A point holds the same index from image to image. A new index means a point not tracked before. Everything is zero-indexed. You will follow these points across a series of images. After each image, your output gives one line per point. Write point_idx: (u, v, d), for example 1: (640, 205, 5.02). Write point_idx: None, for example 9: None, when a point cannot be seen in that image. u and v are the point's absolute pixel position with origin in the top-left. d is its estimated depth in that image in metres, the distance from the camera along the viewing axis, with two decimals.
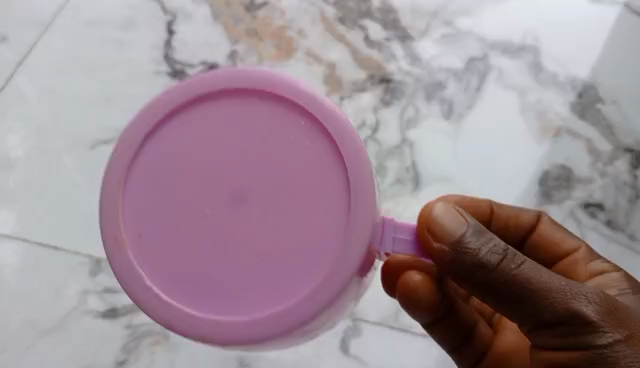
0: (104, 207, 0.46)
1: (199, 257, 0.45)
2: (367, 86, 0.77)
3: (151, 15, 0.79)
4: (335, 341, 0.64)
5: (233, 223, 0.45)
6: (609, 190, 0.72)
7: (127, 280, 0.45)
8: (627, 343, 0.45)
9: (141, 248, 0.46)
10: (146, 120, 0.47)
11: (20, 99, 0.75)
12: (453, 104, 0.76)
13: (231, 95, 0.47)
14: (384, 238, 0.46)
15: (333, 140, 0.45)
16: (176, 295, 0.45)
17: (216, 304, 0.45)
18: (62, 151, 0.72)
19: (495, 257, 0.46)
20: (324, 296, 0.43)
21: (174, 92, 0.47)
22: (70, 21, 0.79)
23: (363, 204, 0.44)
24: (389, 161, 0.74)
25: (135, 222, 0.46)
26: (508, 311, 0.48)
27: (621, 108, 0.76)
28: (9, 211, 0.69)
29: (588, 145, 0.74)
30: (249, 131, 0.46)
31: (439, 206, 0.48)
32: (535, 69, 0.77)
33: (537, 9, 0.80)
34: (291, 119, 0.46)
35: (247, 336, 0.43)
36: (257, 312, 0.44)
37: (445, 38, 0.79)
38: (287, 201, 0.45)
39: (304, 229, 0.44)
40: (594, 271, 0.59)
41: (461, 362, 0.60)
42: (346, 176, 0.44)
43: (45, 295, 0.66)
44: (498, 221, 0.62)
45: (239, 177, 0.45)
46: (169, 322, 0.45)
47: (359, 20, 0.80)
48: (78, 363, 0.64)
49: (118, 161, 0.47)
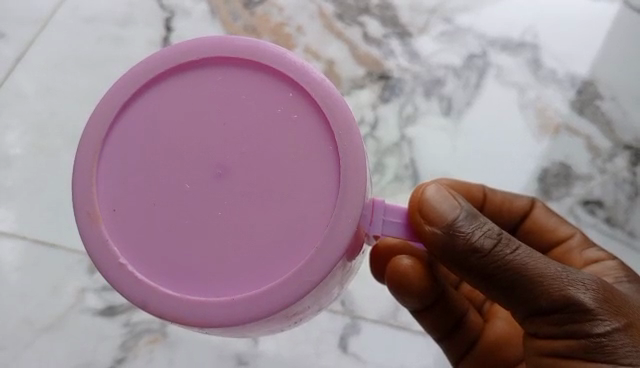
0: (80, 183, 0.45)
1: (177, 234, 0.44)
2: (365, 83, 0.77)
3: (149, 12, 0.79)
4: (334, 339, 0.64)
5: (213, 198, 0.43)
6: (608, 187, 0.72)
7: (101, 258, 0.44)
8: (626, 332, 0.45)
9: (115, 224, 0.44)
10: (124, 90, 0.45)
11: (18, 97, 0.75)
12: (452, 101, 0.76)
13: (214, 68, 0.46)
14: (374, 220, 0.45)
15: (321, 112, 0.44)
16: (152, 273, 0.44)
17: (194, 284, 0.43)
18: (61, 149, 0.72)
19: (488, 241, 0.47)
20: (308, 276, 0.42)
21: (154, 61, 0.46)
22: (69, 18, 0.79)
23: (349, 180, 0.42)
24: (388, 159, 0.73)
25: (109, 197, 0.45)
26: (502, 297, 0.48)
27: (621, 105, 0.75)
28: (7, 209, 0.69)
29: (588, 143, 0.74)
30: (232, 103, 0.45)
31: (432, 188, 0.49)
32: (535, 66, 0.77)
33: (536, 6, 0.80)
34: (276, 93, 0.45)
35: (226, 317, 0.42)
36: (238, 293, 0.42)
37: (444, 34, 0.79)
38: (271, 176, 0.43)
39: (288, 205, 0.43)
40: (588, 258, 0.61)
41: (450, 350, 0.61)
42: (335, 150, 0.43)
43: (44, 293, 0.66)
44: (491, 205, 0.64)
45: (221, 151, 0.44)
46: (143, 302, 0.43)
47: (358, 17, 0.80)
48: (77, 362, 0.64)
49: (94, 133, 0.45)
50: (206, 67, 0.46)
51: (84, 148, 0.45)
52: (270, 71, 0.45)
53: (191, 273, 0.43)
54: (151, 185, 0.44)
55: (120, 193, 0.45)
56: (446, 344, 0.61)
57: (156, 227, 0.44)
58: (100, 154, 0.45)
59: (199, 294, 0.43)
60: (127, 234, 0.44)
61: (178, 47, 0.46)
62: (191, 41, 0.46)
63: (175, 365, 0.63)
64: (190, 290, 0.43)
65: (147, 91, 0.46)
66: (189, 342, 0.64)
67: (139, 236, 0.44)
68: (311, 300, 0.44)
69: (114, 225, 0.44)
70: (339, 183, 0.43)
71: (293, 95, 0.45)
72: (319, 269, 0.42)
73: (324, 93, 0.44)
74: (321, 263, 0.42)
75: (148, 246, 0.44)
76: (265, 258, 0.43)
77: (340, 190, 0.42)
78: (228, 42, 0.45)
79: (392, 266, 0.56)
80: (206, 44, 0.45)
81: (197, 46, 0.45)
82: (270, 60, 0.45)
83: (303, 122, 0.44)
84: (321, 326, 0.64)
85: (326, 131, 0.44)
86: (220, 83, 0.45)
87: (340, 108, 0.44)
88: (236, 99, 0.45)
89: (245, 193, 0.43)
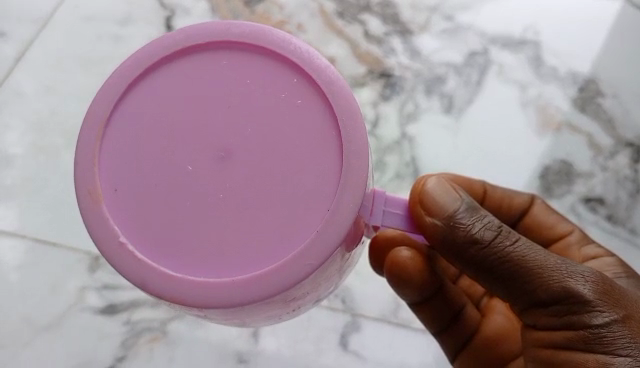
0: (81, 161, 0.45)
1: (180, 214, 0.43)
2: (366, 81, 0.77)
3: (149, 11, 0.79)
4: (335, 337, 0.64)
5: (216, 180, 0.43)
6: (609, 184, 0.72)
7: (101, 236, 0.43)
8: (624, 324, 0.44)
9: (117, 203, 0.44)
10: (131, 70, 0.46)
11: (18, 96, 0.75)
12: (453, 99, 0.76)
13: (220, 53, 0.46)
14: (374, 211, 0.46)
15: (325, 98, 0.44)
16: (153, 253, 0.43)
17: (195, 265, 0.43)
18: (61, 149, 0.72)
19: (489, 233, 0.47)
20: (310, 259, 0.42)
21: (161, 43, 0.46)
22: (69, 17, 0.79)
23: (352, 165, 0.42)
24: (389, 157, 0.73)
25: (111, 177, 0.45)
26: (501, 287, 0.48)
27: (622, 102, 0.75)
28: (6, 208, 0.69)
29: (589, 140, 0.73)
30: (236, 87, 0.45)
31: (433, 182, 0.50)
32: (536, 63, 0.77)
33: (538, 4, 0.80)
34: (281, 78, 0.45)
35: (226, 298, 0.42)
36: (240, 274, 0.42)
37: (445, 32, 0.79)
38: (274, 158, 0.43)
39: (290, 186, 0.43)
40: (587, 254, 0.61)
41: (446, 345, 0.61)
42: (339, 135, 0.43)
43: (44, 291, 0.66)
44: (491, 202, 0.63)
45: (224, 133, 0.44)
46: (144, 282, 0.43)
47: (359, 15, 0.79)
48: (77, 360, 0.64)
49: (99, 113, 0.45)
50: (212, 51, 0.46)
51: (87, 127, 0.45)
52: (276, 56, 0.45)
53: (192, 254, 0.43)
54: (153, 166, 0.44)
55: (122, 173, 0.44)
56: (443, 338, 0.61)
57: (158, 207, 0.44)
58: (103, 133, 0.45)
59: (199, 275, 0.43)
60: (128, 213, 0.44)
61: (186, 30, 0.46)
62: (199, 25, 0.46)
63: (176, 364, 0.63)
64: (191, 270, 0.43)
65: (152, 74, 0.46)
66: (189, 341, 0.64)
67: (141, 216, 0.44)
68: (310, 286, 0.44)
69: (115, 204, 0.44)
70: (341, 167, 0.43)
71: (297, 81, 0.45)
72: (321, 252, 0.42)
73: (327, 80, 0.44)
74: (322, 246, 0.42)
75: (149, 227, 0.44)
76: (267, 241, 0.42)
77: (342, 175, 0.42)
78: (235, 27, 0.46)
79: (392, 259, 0.56)
80: (213, 28, 0.46)
81: (205, 30, 0.46)
82: (276, 45, 0.45)
83: (306, 107, 0.44)
84: (321, 325, 0.64)
85: (329, 117, 0.44)
86: (225, 68, 0.45)
87: (344, 95, 0.44)
88: (240, 82, 0.45)
89: (248, 175, 0.43)
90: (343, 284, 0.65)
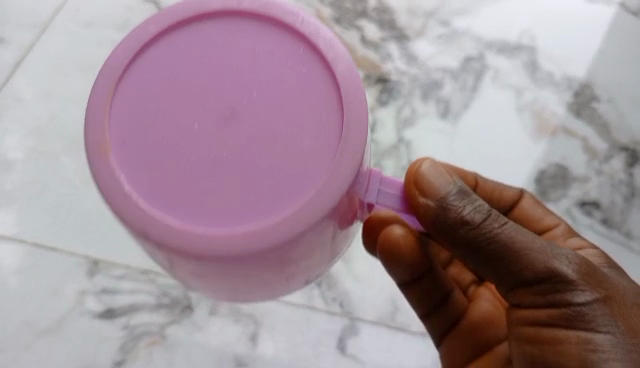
0: (91, 114, 0.46)
1: (184, 170, 0.44)
2: (363, 86, 0.77)
3: (148, 17, 0.79)
4: (333, 340, 0.64)
5: (222, 138, 0.44)
6: (604, 188, 0.72)
7: (107, 186, 0.44)
8: (603, 302, 0.46)
9: (124, 155, 0.45)
10: (146, 32, 0.47)
11: (17, 101, 0.75)
12: (450, 103, 0.76)
13: (231, 22, 0.47)
14: (370, 188, 0.47)
15: (330, 69, 0.46)
16: (158, 204, 0.44)
17: (197, 218, 0.43)
18: (61, 153, 0.72)
19: (478, 216, 0.48)
20: (308, 215, 0.43)
21: (177, 11, 0.48)
22: (68, 22, 0.79)
23: (353, 130, 0.44)
24: (385, 161, 0.73)
25: (119, 130, 0.45)
26: (487, 268, 0.49)
27: (617, 107, 0.76)
28: (5, 212, 0.69)
29: (584, 144, 0.74)
30: (245, 53, 0.46)
31: (427, 162, 0.50)
32: (531, 68, 0.78)
33: (533, 12, 0.81)
34: (289, 48, 0.47)
35: (225, 250, 0.42)
36: (240, 227, 0.43)
37: (442, 38, 0.80)
38: (279, 118, 0.44)
39: (293, 147, 0.44)
40: (572, 243, 0.61)
41: (433, 328, 0.62)
42: (342, 102, 0.45)
43: (43, 296, 0.66)
44: (482, 191, 0.64)
45: (233, 94, 0.45)
46: (146, 231, 0.43)
47: (356, 20, 0.81)
48: (76, 364, 0.63)
49: (112, 70, 0.46)
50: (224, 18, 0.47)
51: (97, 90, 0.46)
52: (286, 26, 0.47)
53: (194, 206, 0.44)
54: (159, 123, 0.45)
55: (130, 127, 0.45)
56: (430, 322, 0.62)
57: (163, 162, 0.45)
58: (114, 88, 0.46)
59: (201, 228, 0.43)
60: (133, 165, 0.45)
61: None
62: None
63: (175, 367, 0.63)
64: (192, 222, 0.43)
65: (168, 37, 0.47)
66: (188, 345, 0.64)
67: (146, 169, 0.45)
68: (305, 250, 0.45)
69: (122, 157, 0.45)
70: (342, 132, 0.44)
71: (304, 51, 0.46)
72: (319, 211, 0.43)
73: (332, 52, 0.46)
74: (321, 205, 0.43)
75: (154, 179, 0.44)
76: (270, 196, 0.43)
77: (344, 138, 0.44)
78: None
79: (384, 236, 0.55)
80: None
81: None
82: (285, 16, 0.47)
83: (307, 81, 0.46)
84: (321, 328, 0.65)
85: (333, 86, 0.45)
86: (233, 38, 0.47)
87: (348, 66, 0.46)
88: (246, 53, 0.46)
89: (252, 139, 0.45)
90: (341, 289, 0.66)
